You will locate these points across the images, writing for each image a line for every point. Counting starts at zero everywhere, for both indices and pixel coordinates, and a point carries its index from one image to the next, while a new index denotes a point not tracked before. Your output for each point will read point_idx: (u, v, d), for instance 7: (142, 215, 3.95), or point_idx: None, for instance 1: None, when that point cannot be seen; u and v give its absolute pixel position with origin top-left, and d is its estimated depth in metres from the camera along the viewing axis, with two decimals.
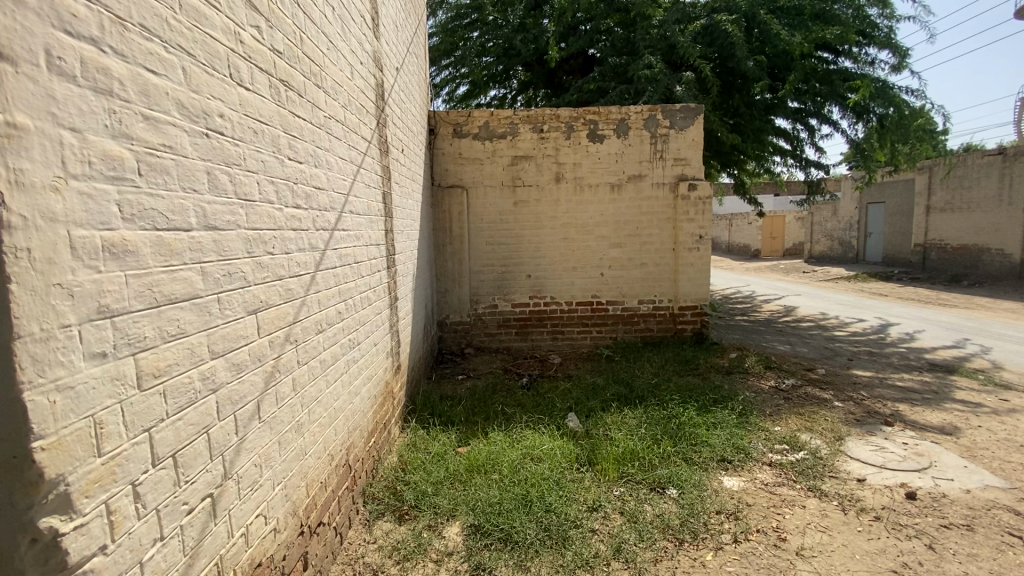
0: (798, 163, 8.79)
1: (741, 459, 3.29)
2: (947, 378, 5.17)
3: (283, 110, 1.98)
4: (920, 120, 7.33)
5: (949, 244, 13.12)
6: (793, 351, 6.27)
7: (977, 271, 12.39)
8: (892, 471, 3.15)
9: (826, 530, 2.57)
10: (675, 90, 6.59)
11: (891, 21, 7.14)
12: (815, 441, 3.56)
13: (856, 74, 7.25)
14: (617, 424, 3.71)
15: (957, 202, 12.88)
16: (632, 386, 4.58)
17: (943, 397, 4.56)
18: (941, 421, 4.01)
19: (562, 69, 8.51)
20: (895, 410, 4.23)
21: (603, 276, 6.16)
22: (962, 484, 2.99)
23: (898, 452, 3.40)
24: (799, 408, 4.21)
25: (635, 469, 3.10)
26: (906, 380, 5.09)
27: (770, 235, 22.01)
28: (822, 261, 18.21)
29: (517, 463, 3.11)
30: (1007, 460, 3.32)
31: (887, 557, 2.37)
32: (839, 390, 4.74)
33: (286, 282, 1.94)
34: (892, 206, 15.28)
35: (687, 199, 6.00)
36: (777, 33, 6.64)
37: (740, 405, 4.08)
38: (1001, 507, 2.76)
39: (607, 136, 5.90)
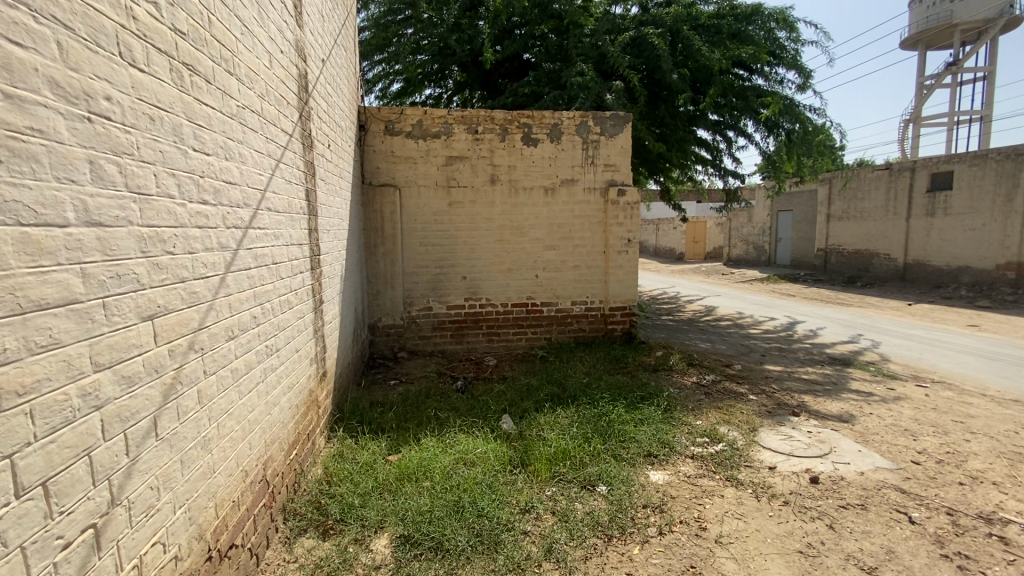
0: (717, 172, 9.39)
1: (666, 453, 3.43)
2: (843, 370, 5.71)
3: (187, 97, 1.81)
4: (821, 136, 8.06)
5: (846, 249, 14.51)
6: (713, 348, 6.67)
7: (868, 273, 13.83)
8: (798, 458, 3.41)
9: (742, 517, 2.73)
10: (605, 98, 6.83)
11: (797, 44, 7.78)
12: (732, 433, 3.79)
13: (767, 91, 7.83)
14: (550, 424, 3.76)
15: (852, 211, 14.28)
16: (565, 385, 4.66)
17: (841, 388, 5.03)
18: (839, 409, 4.40)
19: (497, 72, 8.53)
20: (801, 401, 4.60)
21: (538, 278, 6.22)
22: (857, 467, 3.29)
23: (804, 440, 3.69)
24: (718, 402, 4.46)
25: (566, 468, 3.14)
26: (810, 373, 5.56)
27: (692, 239, 23.37)
28: (739, 264, 19.59)
29: (450, 469, 3.05)
30: (894, 442, 3.70)
31: (795, 539, 2.54)
32: (754, 383, 5.09)
33: (190, 284, 1.77)
34: (800, 214, 16.70)
35: (617, 204, 6.21)
36: (699, 49, 7.08)
37: (665, 401, 4.27)
38: (890, 486, 3.06)
39: (540, 140, 5.98)
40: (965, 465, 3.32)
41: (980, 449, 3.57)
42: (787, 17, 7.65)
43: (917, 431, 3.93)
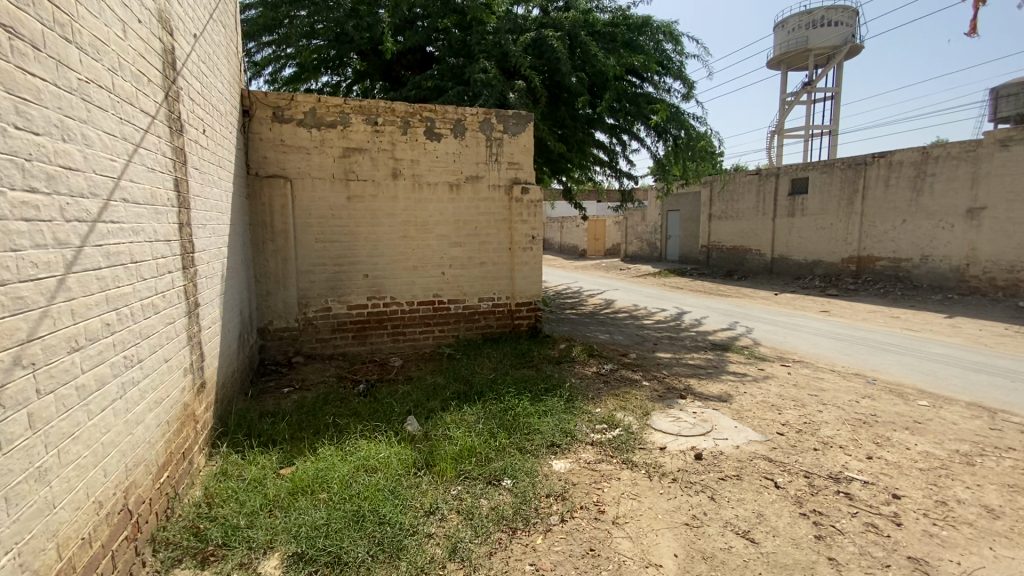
0: (613, 173, 9.93)
1: (568, 442, 3.55)
2: (722, 354, 6.33)
3: (5, 64, 1.51)
4: (702, 143, 8.84)
5: (724, 245, 16.11)
6: (611, 339, 7.06)
7: (743, 267, 15.47)
8: (685, 437, 3.71)
9: (636, 497, 2.91)
10: (508, 97, 6.91)
11: (681, 57, 8.45)
12: (628, 418, 4.03)
13: (656, 98, 8.42)
14: (455, 422, 3.73)
15: (729, 212, 15.87)
16: (472, 382, 4.65)
17: (720, 370, 5.58)
18: (719, 390, 4.87)
19: (399, 63, 8.30)
20: (687, 384, 5.03)
21: (444, 275, 6.13)
22: (733, 441, 3.66)
23: (689, 421, 4.02)
24: (615, 389, 4.73)
25: (471, 466, 3.12)
26: (695, 358, 6.09)
27: (593, 236, 24.53)
28: (635, 259, 20.93)
29: (349, 477, 2.90)
30: (763, 417, 4.18)
31: (682, 512, 2.75)
32: (646, 370, 5.47)
33: (13, 287, 1.49)
34: (686, 213, 18.22)
35: (521, 202, 6.32)
36: (595, 55, 7.41)
37: (567, 392, 4.42)
38: (760, 456, 3.43)
39: (443, 135, 5.89)
40: (818, 433, 3.83)
41: (829, 418, 4.13)
42: (673, 31, 8.27)
43: (781, 405, 4.46)
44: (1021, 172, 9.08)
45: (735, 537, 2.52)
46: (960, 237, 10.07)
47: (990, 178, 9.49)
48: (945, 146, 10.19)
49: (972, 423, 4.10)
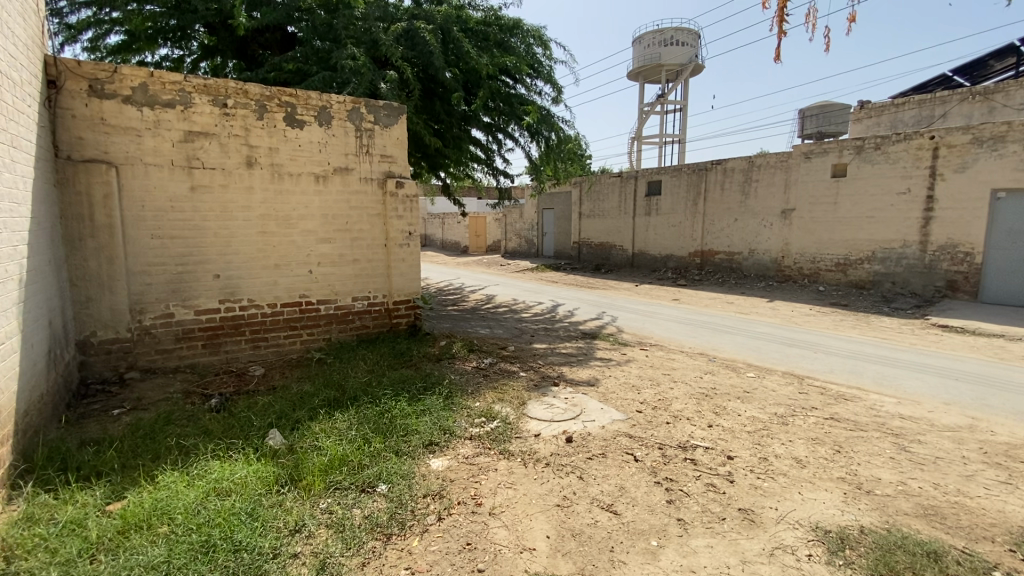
0: (490, 171, 10.09)
1: (446, 439, 3.54)
2: (591, 342, 6.81)
3: None
4: (571, 144, 9.37)
5: (594, 241, 17.31)
6: (490, 333, 7.19)
7: (610, 261, 16.77)
8: (557, 422, 3.92)
9: (512, 485, 3.00)
10: (379, 86, 6.65)
11: (550, 62, 8.84)
12: (505, 409, 4.13)
13: (528, 99, 8.71)
14: (324, 431, 3.50)
15: (597, 210, 17.09)
16: (345, 386, 4.40)
17: (589, 357, 5.99)
18: (588, 375, 5.23)
19: (256, 41, 7.56)
20: (560, 371, 5.33)
21: (312, 273, 5.71)
22: (600, 422, 3.95)
23: (562, 406, 4.26)
24: (493, 382, 4.82)
25: (342, 475, 2.96)
26: (568, 347, 6.47)
27: (474, 233, 24.71)
28: (514, 255, 21.57)
29: (197, 505, 2.57)
30: (625, 397, 4.58)
31: (554, 495, 2.90)
32: (523, 361, 5.67)
33: None
34: (559, 211, 19.22)
35: (395, 196, 6.13)
36: (468, 52, 7.44)
37: (446, 389, 4.40)
38: (622, 433, 3.75)
39: (307, 123, 5.47)
40: (670, 407, 4.30)
41: (680, 394, 4.65)
42: (542, 35, 8.62)
43: (640, 385, 4.93)
44: (818, 181, 11.05)
45: (600, 512, 2.72)
46: (777, 233, 11.98)
47: (797, 184, 11.40)
48: (765, 156, 12.04)
49: (786, 389, 4.90)
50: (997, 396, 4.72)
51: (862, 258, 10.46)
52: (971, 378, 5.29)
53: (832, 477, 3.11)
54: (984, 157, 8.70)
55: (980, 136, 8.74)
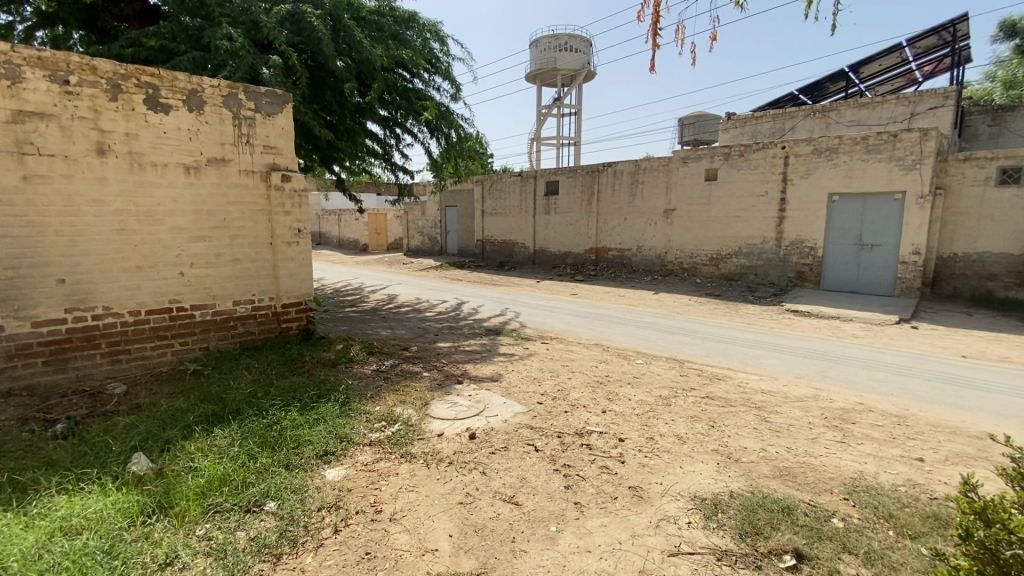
0: (388, 166, 9.78)
1: (342, 447, 3.37)
2: (494, 338, 6.89)
3: None
4: (471, 142, 9.38)
5: (496, 239, 17.53)
6: (392, 334, 6.99)
7: (512, 258, 17.09)
8: (460, 420, 3.91)
9: (413, 488, 2.94)
10: (261, 72, 6.14)
11: (448, 58, 8.78)
12: (407, 411, 4.04)
13: (426, 95, 8.56)
14: (202, 450, 3.16)
15: (499, 208, 17.33)
16: (226, 399, 4.01)
17: (493, 353, 6.06)
18: (491, 371, 5.29)
19: (107, 11, 6.60)
20: (464, 369, 5.33)
21: (185, 276, 5.12)
22: (502, 416, 4.01)
23: (464, 404, 4.26)
24: (394, 384, 4.69)
25: (223, 496, 2.70)
26: (471, 344, 6.49)
27: (374, 230, 23.81)
28: (417, 253, 21.14)
29: (37, 549, 2.19)
30: (526, 390, 4.69)
31: (456, 493, 2.89)
32: (426, 361, 5.59)
33: None
34: (462, 209, 19.19)
35: (281, 191, 5.70)
36: (361, 41, 7.12)
37: (343, 395, 4.19)
38: (524, 425, 3.84)
39: (174, 107, 4.89)
40: (568, 397, 4.49)
41: (577, 383, 4.88)
42: (438, 31, 8.53)
43: (541, 377, 5.09)
44: (694, 183, 12.19)
45: (502, 505, 2.76)
46: (661, 231, 13.03)
47: (678, 186, 12.49)
48: (650, 159, 13.02)
49: (669, 373, 5.35)
50: (834, 368, 5.56)
51: (731, 253, 11.74)
52: (815, 355, 6.18)
53: (707, 450, 3.45)
54: (822, 165, 10.18)
55: (819, 147, 10.20)
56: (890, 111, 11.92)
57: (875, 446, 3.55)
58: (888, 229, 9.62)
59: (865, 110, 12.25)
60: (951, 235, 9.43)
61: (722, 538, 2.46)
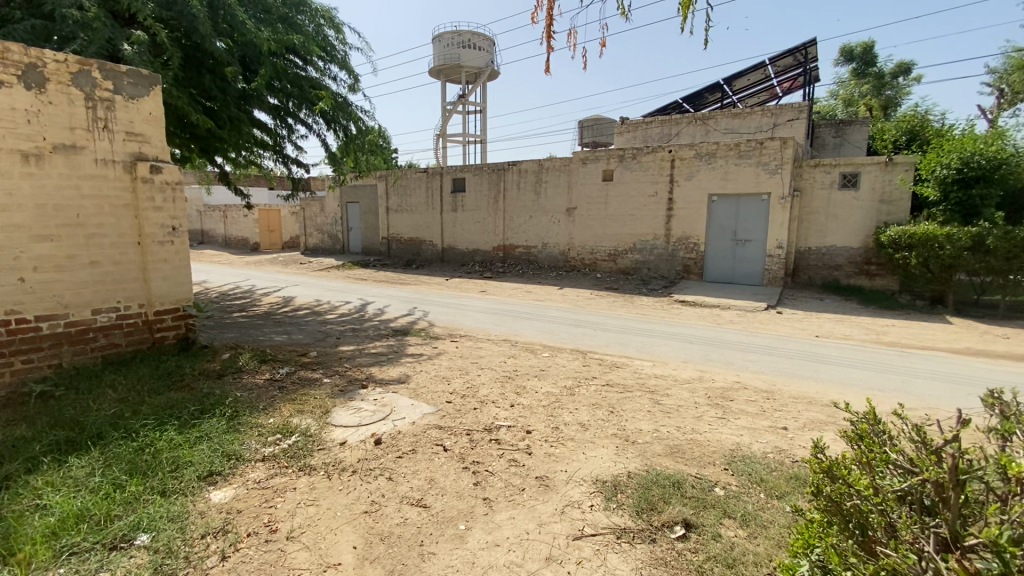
0: (280, 159, 9.12)
1: (231, 466, 3.08)
2: (401, 339, 6.71)
3: None
4: (371, 136, 9.04)
5: (402, 237, 17.09)
6: (288, 340, 6.52)
7: (419, 257, 16.77)
8: (365, 426, 3.75)
9: (313, 502, 2.77)
10: (121, 48, 5.40)
11: (344, 47, 8.38)
12: (305, 421, 3.80)
13: (321, 84, 8.10)
14: (53, 485, 2.72)
15: (403, 205, 16.91)
16: (84, 424, 3.48)
17: (399, 354, 5.90)
18: (398, 373, 5.14)
19: None
20: (368, 373, 5.12)
21: (25, 282, 4.35)
22: (409, 419, 3.90)
23: (369, 409, 4.10)
24: (291, 394, 4.38)
25: (81, 535, 2.35)
26: (376, 346, 6.26)
27: (267, 228, 22.06)
28: (316, 252, 19.94)
29: None
30: (434, 390, 4.62)
31: (361, 502, 2.77)
32: (327, 367, 5.29)
33: None
34: (364, 205, 18.44)
35: (150, 183, 5.07)
36: (244, 22, 6.54)
37: (230, 409, 3.84)
38: (432, 426, 3.78)
39: (4, 82, 4.14)
40: (476, 394, 4.49)
41: (485, 380, 4.91)
42: (333, 18, 8.11)
43: (449, 376, 5.04)
44: (593, 183, 12.81)
45: (409, 509, 2.70)
46: (564, 228, 13.52)
47: (578, 186, 13.04)
48: (552, 159, 13.45)
49: (573, 364, 5.58)
50: (716, 352, 6.14)
51: (628, 248, 12.51)
52: (701, 340, 6.78)
53: (607, 435, 3.65)
54: (702, 169, 11.20)
55: (699, 152, 11.21)
56: (757, 122, 13.41)
57: (748, 420, 3.99)
58: (757, 226, 10.83)
59: (736, 119, 13.67)
60: (806, 231, 10.84)
61: (622, 517, 2.62)
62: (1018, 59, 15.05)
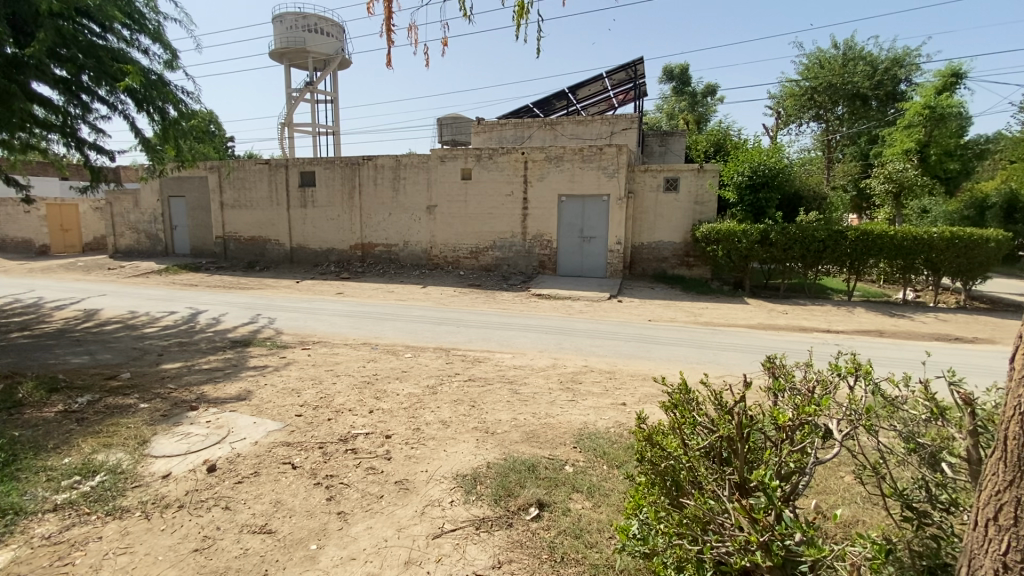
0: (73, 144, 7.53)
1: (5, 524, 2.48)
2: (243, 351, 6.01)
3: None
4: (197, 122, 7.93)
5: (241, 235, 15.33)
6: (91, 362, 5.42)
7: (264, 258, 15.20)
8: (195, 453, 3.30)
9: (126, 550, 2.36)
10: None
11: (156, 17, 7.21)
12: (115, 457, 3.21)
13: (128, 58, 6.88)
14: None
15: (242, 201, 15.19)
16: None
17: (239, 368, 5.28)
18: (238, 389, 4.60)
19: None
20: (200, 393, 4.49)
21: None
22: (251, 439, 3.52)
23: (200, 433, 3.61)
24: (95, 426, 3.65)
25: None
26: (211, 361, 5.52)
27: (60, 226, 18.12)
28: (130, 255, 16.91)
29: None
30: (282, 404, 4.22)
31: (190, 540, 2.43)
32: (145, 390, 4.52)
33: None
34: (192, 200, 16.15)
35: None
36: None
37: (3, 454, 3.07)
38: (279, 443, 3.46)
39: None
40: (331, 404, 4.23)
41: (341, 388, 4.64)
42: None
43: (300, 388, 4.65)
44: (451, 181, 12.87)
45: (250, 538, 2.44)
46: (424, 226, 13.38)
47: (437, 183, 13.00)
48: (409, 156, 13.19)
49: (435, 363, 5.55)
50: (568, 340, 6.63)
51: (487, 246, 12.83)
52: (554, 330, 7.25)
53: (468, 429, 3.71)
54: (552, 170, 11.96)
55: (549, 155, 11.94)
56: (598, 129, 14.69)
57: (594, 400, 4.38)
58: (600, 224, 11.90)
59: (580, 126, 14.79)
60: (639, 229, 12.18)
61: (480, 508, 2.69)
62: (789, 89, 18.79)
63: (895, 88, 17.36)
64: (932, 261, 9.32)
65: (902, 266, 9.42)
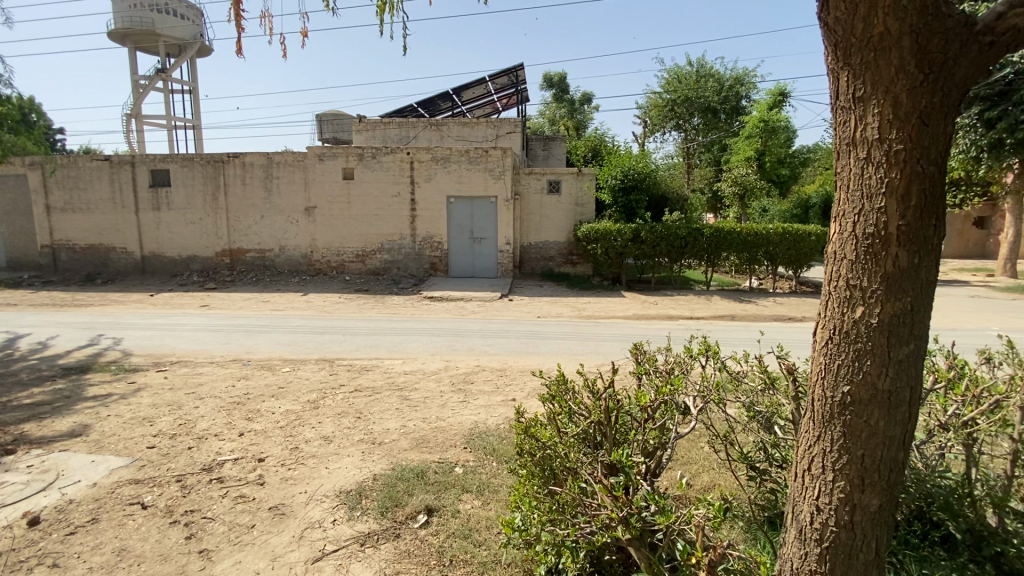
0: None
1: None
2: (79, 379, 5.13)
3: None
4: (10, 113, 6.63)
5: (75, 244, 13.09)
6: None
7: (107, 269, 13.14)
8: (11, 506, 2.76)
9: None
10: None
11: None
12: None
13: None
14: None
15: (74, 203, 12.97)
16: None
17: (74, 399, 4.49)
18: (71, 425, 3.90)
19: None
20: (18, 434, 3.74)
21: None
22: (88, 480, 3.03)
23: (19, 482, 3.01)
24: None
25: None
26: (34, 394, 4.63)
27: None
28: None
29: None
30: (129, 437, 3.68)
31: None
32: None
33: None
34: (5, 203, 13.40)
35: None
36: None
37: None
38: (125, 482, 3.01)
39: None
40: (193, 430, 3.77)
41: (205, 411, 4.15)
42: None
43: (154, 415, 4.09)
44: (331, 181, 12.20)
45: None
46: (303, 230, 12.51)
47: (316, 184, 12.23)
48: (281, 154, 12.23)
49: (318, 375, 5.22)
50: (459, 341, 6.63)
51: (375, 249, 12.37)
52: (446, 332, 7.21)
53: (353, 442, 3.54)
54: (439, 172, 11.88)
55: (435, 156, 11.84)
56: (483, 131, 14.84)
57: (485, 398, 4.43)
58: (489, 225, 12.06)
59: (466, 127, 14.83)
60: (526, 230, 12.55)
61: (365, 523, 2.57)
62: (653, 100, 20.70)
63: (737, 104, 19.97)
64: (771, 253, 10.83)
65: (748, 258, 10.84)
